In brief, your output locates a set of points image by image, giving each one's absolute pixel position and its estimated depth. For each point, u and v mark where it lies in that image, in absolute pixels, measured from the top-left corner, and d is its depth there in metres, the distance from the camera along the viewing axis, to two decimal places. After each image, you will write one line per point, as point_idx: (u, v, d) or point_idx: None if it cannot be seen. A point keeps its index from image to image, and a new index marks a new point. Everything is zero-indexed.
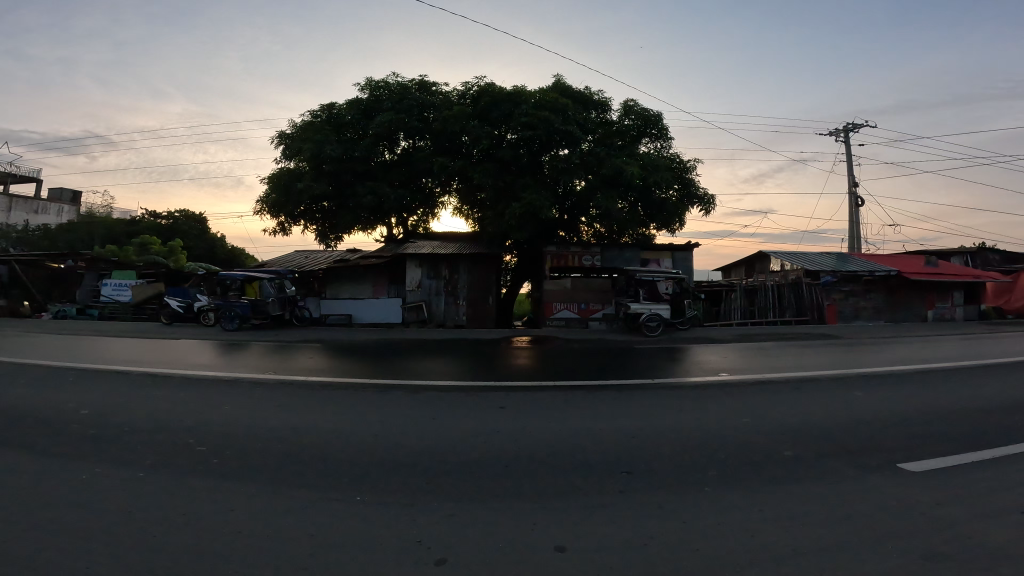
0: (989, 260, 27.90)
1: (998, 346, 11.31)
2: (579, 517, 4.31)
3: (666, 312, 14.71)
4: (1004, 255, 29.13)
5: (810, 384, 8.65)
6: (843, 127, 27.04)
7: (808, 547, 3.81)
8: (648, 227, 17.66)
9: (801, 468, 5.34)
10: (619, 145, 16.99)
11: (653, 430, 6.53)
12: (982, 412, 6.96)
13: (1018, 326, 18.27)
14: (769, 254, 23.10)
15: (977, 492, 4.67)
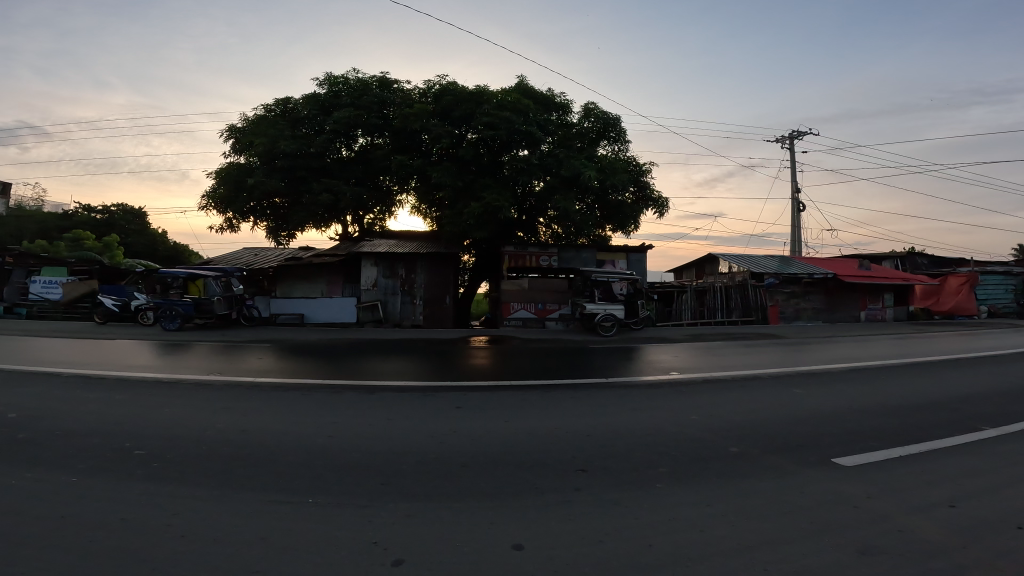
0: (918, 264, 29.56)
1: (926, 346, 11.99)
2: (535, 516, 4.36)
3: (621, 312, 15.00)
4: (930, 260, 30.97)
5: (754, 382, 8.99)
6: (789, 134, 28.06)
7: (754, 541, 3.94)
8: (604, 228, 17.95)
9: (747, 465, 5.52)
10: (579, 147, 17.18)
11: (606, 428, 6.66)
12: (911, 408, 7.35)
13: (942, 326, 19.48)
14: (718, 257, 23.84)
15: (906, 484, 4.96)
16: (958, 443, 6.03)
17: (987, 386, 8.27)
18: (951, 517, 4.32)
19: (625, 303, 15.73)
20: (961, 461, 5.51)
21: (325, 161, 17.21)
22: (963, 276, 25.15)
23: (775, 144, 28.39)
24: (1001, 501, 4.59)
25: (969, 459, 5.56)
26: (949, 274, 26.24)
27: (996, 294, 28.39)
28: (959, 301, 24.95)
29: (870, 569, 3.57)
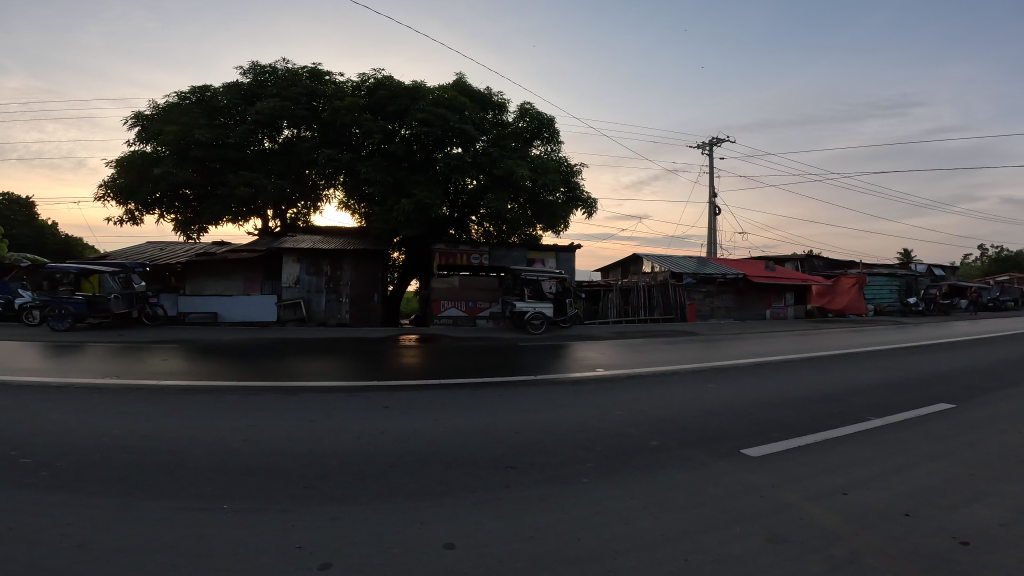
0: (815, 266, 31.76)
1: (824, 341, 12.93)
2: (464, 515, 4.36)
3: (549, 311, 15.23)
4: (826, 263, 33.55)
5: (673, 378, 9.37)
6: (710, 140, 29.44)
7: (674, 532, 4.09)
8: (535, 228, 18.06)
9: (667, 459, 5.74)
10: (513, 147, 17.31)
11: (531, 425, 6.75)
12: (812, 400, 7.87)
13: (838, 324, 21.11)
14: (640, 257, 24.71)
15: (810, 473, 5.33)
16: (852, 432, 6.50)
17: (875, 379, 9.00)
18: (846, 503, 4.62)
19: (554, 302, 16.01)
20: (856, 450, 5.94)
21: (245, 152, 16.49)
22: (853, 278, 27.43)
23: (697, 150, 29.69)
24: (889, 486, 4.97)
25: (863, 448, 5.99)
26: (842, 275, 28.47)
27: (879, 294, 31.20)
28: (851, 300, 27.25)
29: (777, 555, 3.75)
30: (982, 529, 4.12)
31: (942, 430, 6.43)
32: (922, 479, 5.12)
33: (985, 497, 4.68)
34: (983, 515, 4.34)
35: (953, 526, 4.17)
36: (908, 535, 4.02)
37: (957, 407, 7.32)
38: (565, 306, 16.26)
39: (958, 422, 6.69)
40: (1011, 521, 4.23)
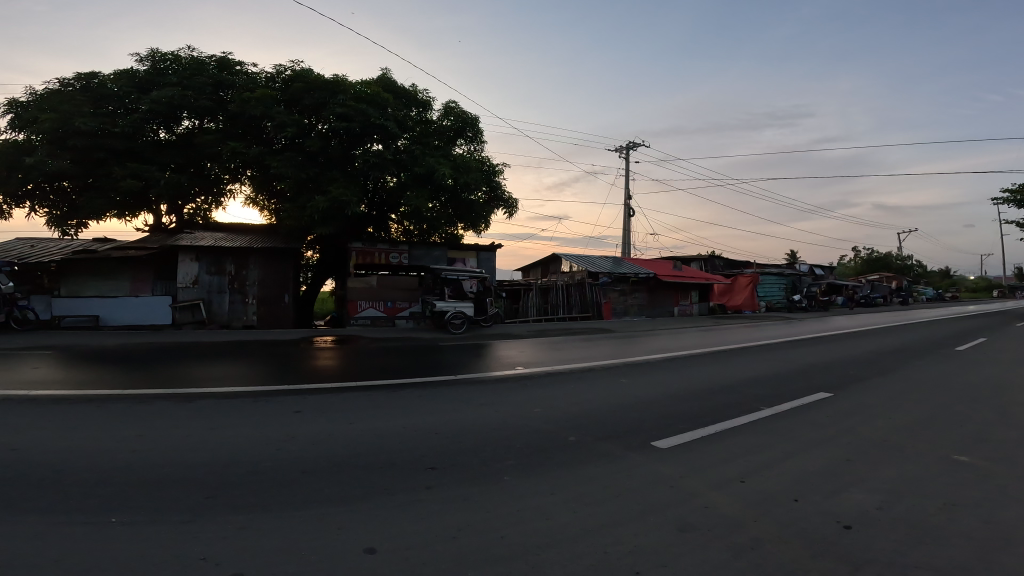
0: (716, 266, 33.75)
1: (726, 336, 13.75)
2: (382, 518, 4.26)
3: (470, 310, 15.22)
4: (727, 263, 35.76)
5: (589, 374, 9.63)
6: (626, 144, 30.54)
7: (593, 526, 4.18)
8: (456, 227, 17.99)
9: (583, 454, 5.88)
10: (435, 145, 17.14)
11: (449, 425, 6.70)
12: (716, 392, 8.34)
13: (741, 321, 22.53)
14: (559, 256, 25.23)
15: (715, 462, 5.64)
16: (752, 422, 6.93)
17: (771, 371, 9.66)
18: (747, 491, 4.88)
19: (474, 301, 16.05)
20: (756, 439, 6.33)
21: (135, 144, 15.38)
22: (748, 275, 29.57)
23: (614, 153, 30.73)
24: (783, 473, 5.30)
25: (763, 436, 6.42)
26: (741, 275, 30.45)
27: (771, 292, 33.71)
28: (748, 296, 29.22)
29: (687, 543, 3.91)
30: (859, 513, 4.38)
31: (829, 418, 6.97)
32: (812, 465, 5.51)
33: (862, 481, 5.04)
34: (860, 499, 4.65)
35: (834, 512, 4.41)
36: (804, 517, 4.33)
37: (840, 396, 7.97)
38: (485, 305, 16.33)
39: (845, 410, 7.29)
40: (884, 502, 4.55)
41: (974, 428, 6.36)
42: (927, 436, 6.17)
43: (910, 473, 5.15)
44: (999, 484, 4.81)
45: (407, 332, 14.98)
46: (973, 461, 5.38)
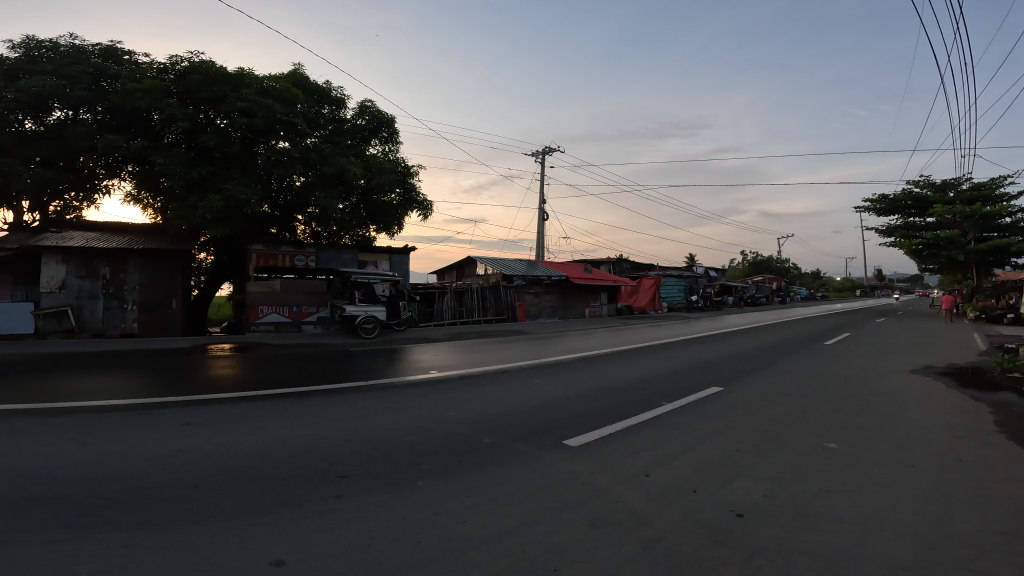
0: (624, 269, 35.16)
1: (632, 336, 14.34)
2: (290, 529, 4.07)
3: (382, 314, 14.91)
4: (634, 266, 37.38)
5: (502, 375, 9.71)
6: (542, 149, 31.14)
7: (509, 526, 4.20)
8: (367, 228, 17.56)
9: (497, 455, 5.91)
10: (348, 144, 16.66)
11: (359, 432, 6.52)
12: (623, 390, 8.66)
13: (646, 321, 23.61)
14: (474, 259, 25.28)
15: (622, 457, 5.86)
16: (657, 418, 7.26)
17: (674, 368, 10.17)
18: (652, 485, 5.09)
19: (386, 304, 15.84)
20: (660, 434, 6.63)
21: None
22: (653, 277, 31.05)
23: (531, 158, 31.26)
24: (683, 466, 5.59)
25: (666, 431, 6.75)
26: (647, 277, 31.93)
27: (673, 294, 35.57)
28: (652, 297, 30.75)
29: (600, 538, 4.02)
30: (750, 501, 4.69)
31: (725, 412, 7.43)
32: (710, 456, 5.85)
33: (751, 470, 5.41)
34: (750, 488, 4.98)
35: (730, 502, 4.67)
36: (705, 506, 4.58)
37: (734, 391, 8.53)
38: (398, 309, 16.25)
39: (740, 404, 7.80)
40: (770, 490, 4.90)
41: (846, 416, 7.03)
42: (806, 425, 6.74)
43: (793, 461, 5.60)
44: (867, 468, 5.33)
45: (315, 337, 14.44)
46: (842, 448, 5.93)
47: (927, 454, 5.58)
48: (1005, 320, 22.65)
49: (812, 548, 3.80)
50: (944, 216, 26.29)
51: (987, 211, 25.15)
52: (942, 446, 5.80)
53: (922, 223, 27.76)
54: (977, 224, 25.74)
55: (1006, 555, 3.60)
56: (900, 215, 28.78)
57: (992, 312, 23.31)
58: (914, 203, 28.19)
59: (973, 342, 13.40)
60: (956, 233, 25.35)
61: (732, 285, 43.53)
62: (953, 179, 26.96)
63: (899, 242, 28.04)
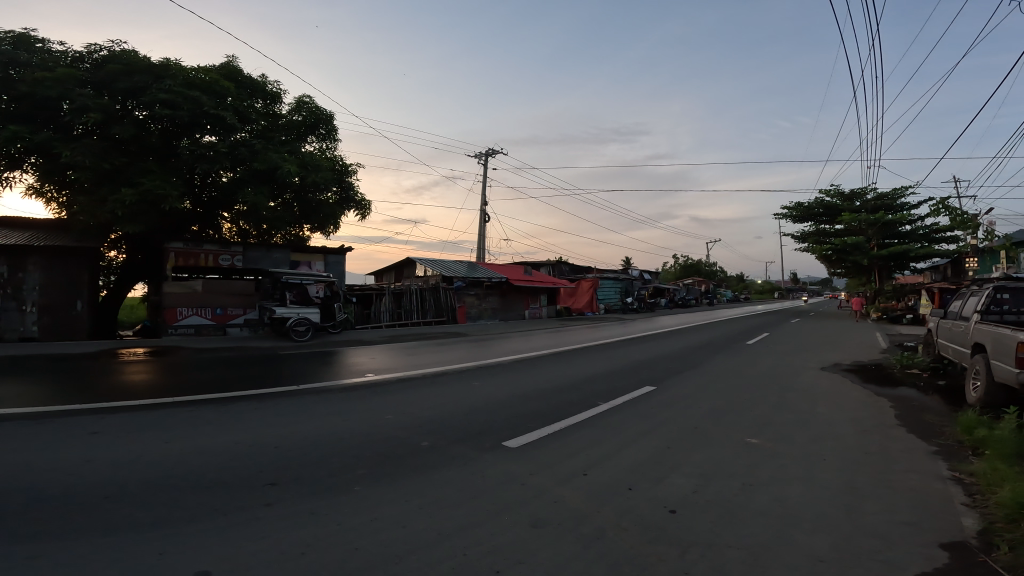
0: (563, 271, 35.74)
1: (571, 337, 14.57)
2: (218, 539, 3.89)
3: (315, 316, 14.50)
4: (573, 268, 38.02)
5: (440, 378, 9.63)
6: (486, 151, 31.18)
7: (449, 530, 4.17)
8: (300, 228, 16.98)
9: (435, 458, 5.86)
10: (282, 140, 16.09)
11: (291, 438, 6.30)
12: (561, 391, 8.79)
13: (583, 322, 24.06)
14: (413, 260, 24.99)
15: (559, 458, 5.93)
16: (592, 418, 7.40)
17: (609, 369, 10.39)
18: (589, 484, 5.18)
19: (320, 306, 15.48)
20: (595, 434, 6.76)
21: None
22: (591, 280, 31.70)
23: (474, 159, 31.26)
24: (618, 465, 5.71)
25: (600, 431, 6.88)
26: (585, 279, 32.54)
27: (610, 296, 36.41)
28: (589, 299, 31.45)
29: (540, 539, 4.04)
30: (681, 497, 4.85)
31: (658, 411, 7.66)
32: (643, 454, 6.01)
33: (682, 466, 5.61)
34: (681, 484, 5.16)
35: (663, 499, 4.83)
36: (638, 504, 4.70)
37: (666, 390, 8.80)
38: (332, 310, 15.92)
39: (671, 403, 8.06)
40: (698, 486, 5.09)
41: (768, 413, 7.40)
42: (732, 423, 7.03)
43: (719, 457, 5.84)
44: (787, 462, 5.62)
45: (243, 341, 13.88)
46: (763, 443, 6.24)
47: (840, 447, 5.96)
48: (903, 319, 24.60)
49: (739, 540, 3.97)
50: (852, 224, 28.28)
51: (889, 219, 27.26)
52: (852, 439, 6.20)
53: (832, 230, 29.68)
54: (880, 232, 27.84)
55: (911, 540, 3.88)
56: (812, 222, 30.58)
57: (893, 313, 25.28)
58: (825, 212, 30.12)
59: (875, 340, 14.49)
60: (862, 239, 27.36)
61: (665, 288, 45.04)
62: (859, 189, 29.00)
63: (811, 247, 29.83)
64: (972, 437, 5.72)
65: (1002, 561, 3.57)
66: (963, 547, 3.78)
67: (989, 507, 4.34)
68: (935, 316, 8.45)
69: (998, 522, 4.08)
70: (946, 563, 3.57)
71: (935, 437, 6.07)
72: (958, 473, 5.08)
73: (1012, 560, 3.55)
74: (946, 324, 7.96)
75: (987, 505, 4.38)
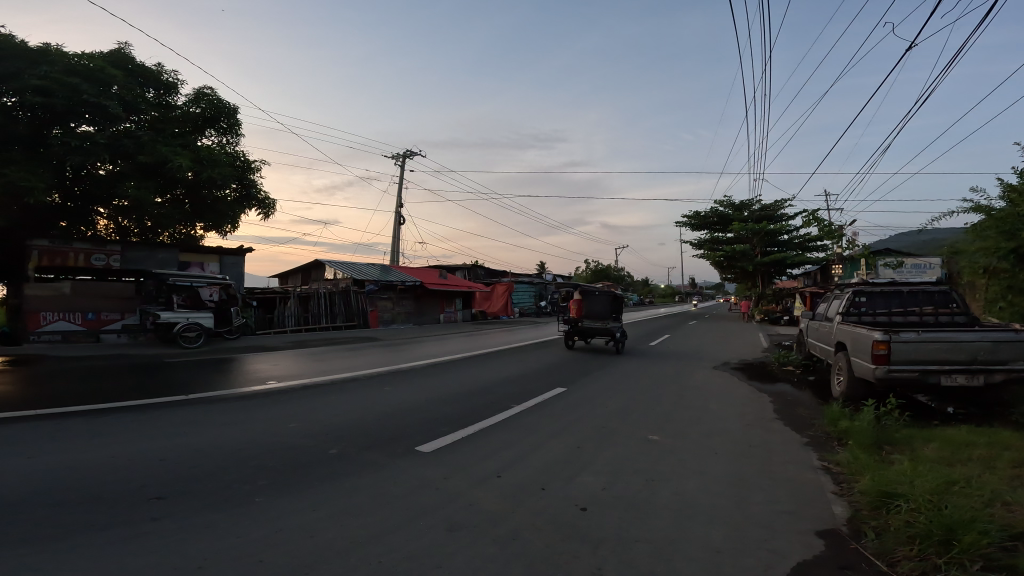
0: (478, 275, 35.95)
1: (484, 341, 14.65)
2: (98, 561, 3.54)
3: (206, 322, 13.58)
4: (488, 272, 38.31)
5: (350, 384, 9.37)
6: (404, 152, 30.75)
7: (360, 539, 4.02)
8: (193, 225, 15.79)
9: (344, 466, 5.66)
10: (175, 133, 15.00)
11: (184, 450, 5.89)
12: (475, 395, 8.82)
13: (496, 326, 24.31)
14: (323, 262, 24.16)
15: (471, 461, 5.93)
16: (505, 420, 7.47)
17: (521, 372, 10.55)
18: (504, 486, 5.21)
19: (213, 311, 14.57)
20: (507, 436, 6.83)
21: None
22: (506, 284, 32.07)
23: (391, 160, 30.75)
24: (529, 466, 5.79)
25: (512, 432, 6.96)
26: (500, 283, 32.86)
27: (524, 300, 36.99)
28: (504, 303, 31.77)
29: (456, 543, 4.00)
30: (592, 495, 4.99)
31: (568, 411, 7.86)
32: (554, 455, 6.13)
33: (591, 465, 5.79)
34: (591, 482, 5.31)
35: (574, 498, 4.94)
36: (549, 504, 4.77)
37: (575, 392, 9.05)
38: (227, 316, 14.96)
39: (579, 404, 8.30)
40: (607, 483, 5.27)
41: (669, 410, 7.80)
42: (636, 421, 7.34)
43: (625, 455, 6.07)
44: (686, 457, 5.94)
45: (121, 348, 12.81)
46: (664, 439, 6.57)
47: (731, 442, 6.39)
48: (781, 322, 26.86)
49: (645, 534, 4.14)
50: (740, 233, 30.42)
51: (771, 229, 29.62)
52: (741, 434, 6.65)
53: (724, 238, 31.78)
54: (763, 240, 30.21)
55: (794, 528, 4.16)
56: (708, 231, 32.57)
57: (773, 316, 27.52)
58: (719, 221, 32.18)
59: (757, 340, 15.72)
60: (747, 248, 29.62)
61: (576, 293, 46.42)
62: (747, 200, 31.28)
63: (706, 254, 31.79)
64: (838, 428, 6.29)
65: (869, 547, 3.79)
66: (834, 533, 4.06)
67: (854, 494, 4.77)
68: (805, 317, 9.23)
69: (863, 509, 4.43)
70: (822, 548, 3.84)
71: (808, 429, 6.64)
72: (828, 463, 5.59)
73: (878, 544, 3.79)
74: (815, 324, 8.73)
75: (853, 492, 4.82)
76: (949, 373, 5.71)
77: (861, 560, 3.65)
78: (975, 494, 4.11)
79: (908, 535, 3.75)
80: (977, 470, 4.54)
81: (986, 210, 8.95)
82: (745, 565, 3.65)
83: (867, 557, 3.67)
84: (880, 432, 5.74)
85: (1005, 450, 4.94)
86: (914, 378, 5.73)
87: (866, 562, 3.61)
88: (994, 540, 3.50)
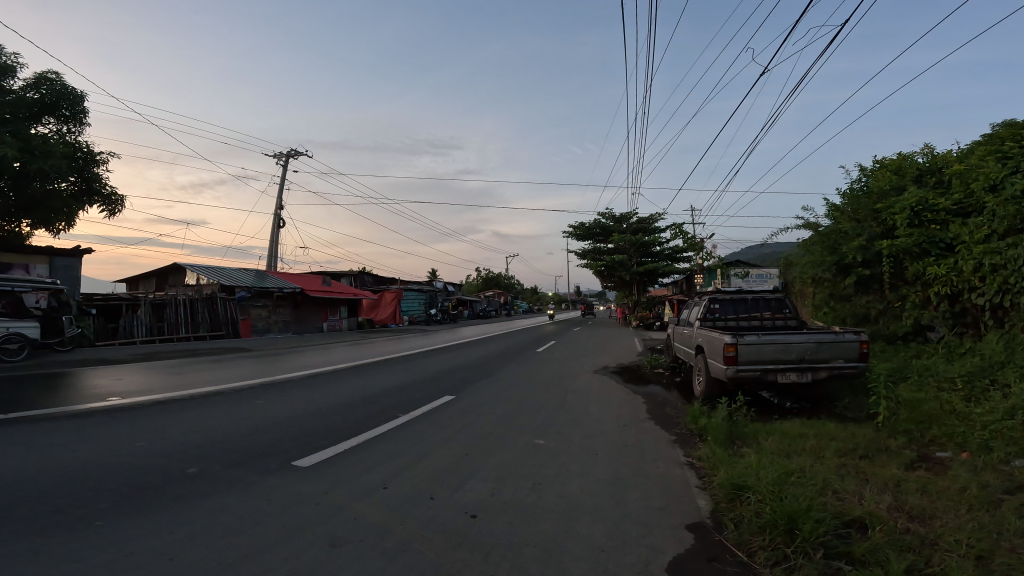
0: (364, 282, 35.01)
1: (369, 350, 14.20)
2: None
3: (32, 332, 12.00)
4: (374, 280, 37.33)
5: (215, 398, 8.61)
6: (287, 152, 29.25)
7: (230, 560, 3.65)
8: (19, 221, 13.88)
9: (209, 484, 5.12)
10: (4, 118, 13.07)
11: (6, 476, 5.04)
12: (357, 407, 8.41)
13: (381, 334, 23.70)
14: (187, 268, 22.20)
15: (349, 472, 5.62)
16: (390, 432, 7.19)
17: (403, 381, 10.30)
18: (388, 496, 4.98)
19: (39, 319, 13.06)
20: (391, 447, 6.58)
21: None
22: (393, 291, 31.45)
23: (273, 159, 29.09)
24: (413, 474, 5.61)
25: (395, 443, 6.72)
26: (386, 291, 32.14)
27: (413, 308, 36.50)
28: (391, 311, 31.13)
29: (339, 559, 3.75)
30: (481, 502, 4.90)
31: (454, 420, 7.74)
32: (440, 463, 6.01)
33: (478, 472, 5.69)
34: (479, 489, 5.22)
35: (463, 505, 4.81)
36: (434, 513, 4.60)
37: (459, 400, 8.97)
38: (60, 324, 13.45)
39: (461, 411, 8.23)
40: (495, 489, 5.21)
41: (552, 416, 7.92)
42: (518, 427, 7.40)
43: (510, 461, 6.08)
44: (566, 460, 6.06)
45: None
46: (548, 443, 6.68)
47: (607, 443, 6.63)
48: (653, 326, 28.50)
49: (533, 538, 4.13)
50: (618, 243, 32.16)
51: (645, 240, 31.72)
52: (617, 435, 6.92)
53: (605, 249, 33.38)
54: (639, 251, 32.18)
55: (667, 524, 4.35)
56: (591, 241, 34.12)
57: (645, 321, 29.31)
58: (601, 232, 33.87)
59: (631, 347, 16.14)
60: (624, 258, 31.50)
61: (466, 301, 46.68)
62: (625, 213, 33.20)
63: (588, 263, 33.24)
64: (698, 425, 6.75)
65: (730, 538, 4.04)
66: (701, 527, 4.29)
67: (714, 487, 5.11)
68: (671, 322, 9.87)
69: (721, 502, 4.74)
70: (692, 541, 4.05)
71: (673, 428, 7.06)
72: (691, 459, 5.96)
73: (737, 536, 4.05)
74: (680, 329, 9.36)
75: (712, 485, 5.16)
76: (784, 372, 6.31)
77: (724, 551, 3.88)
78: (809, 483, 4.54)
79: (759, 525, 4.04)
80: (809, 461, 5.03)
81: (813, 227, 10.14)
82: (627, 563, 3.75)
83: (730, 548, 3.91)
84: (731, 428, 6.23)
85: (830, 440, 5.55)
86: (757, 377, 6.29)
87: (730, 553, 3.84)
88: (828, 526, 3.85)
